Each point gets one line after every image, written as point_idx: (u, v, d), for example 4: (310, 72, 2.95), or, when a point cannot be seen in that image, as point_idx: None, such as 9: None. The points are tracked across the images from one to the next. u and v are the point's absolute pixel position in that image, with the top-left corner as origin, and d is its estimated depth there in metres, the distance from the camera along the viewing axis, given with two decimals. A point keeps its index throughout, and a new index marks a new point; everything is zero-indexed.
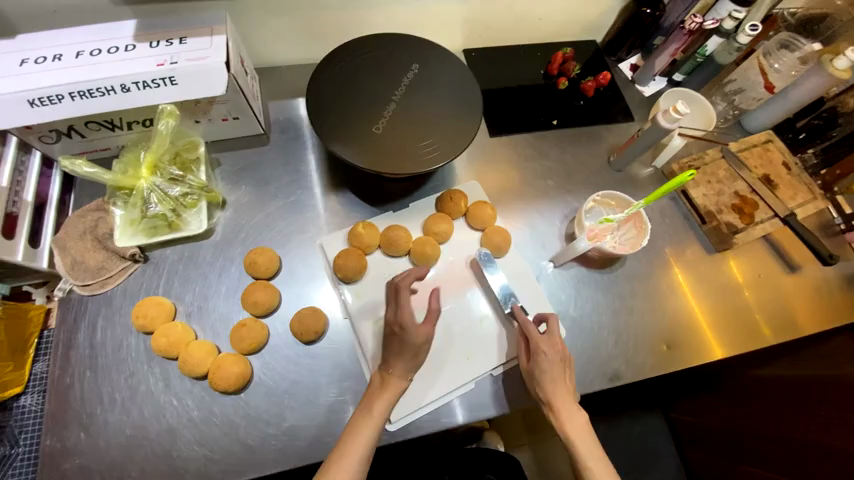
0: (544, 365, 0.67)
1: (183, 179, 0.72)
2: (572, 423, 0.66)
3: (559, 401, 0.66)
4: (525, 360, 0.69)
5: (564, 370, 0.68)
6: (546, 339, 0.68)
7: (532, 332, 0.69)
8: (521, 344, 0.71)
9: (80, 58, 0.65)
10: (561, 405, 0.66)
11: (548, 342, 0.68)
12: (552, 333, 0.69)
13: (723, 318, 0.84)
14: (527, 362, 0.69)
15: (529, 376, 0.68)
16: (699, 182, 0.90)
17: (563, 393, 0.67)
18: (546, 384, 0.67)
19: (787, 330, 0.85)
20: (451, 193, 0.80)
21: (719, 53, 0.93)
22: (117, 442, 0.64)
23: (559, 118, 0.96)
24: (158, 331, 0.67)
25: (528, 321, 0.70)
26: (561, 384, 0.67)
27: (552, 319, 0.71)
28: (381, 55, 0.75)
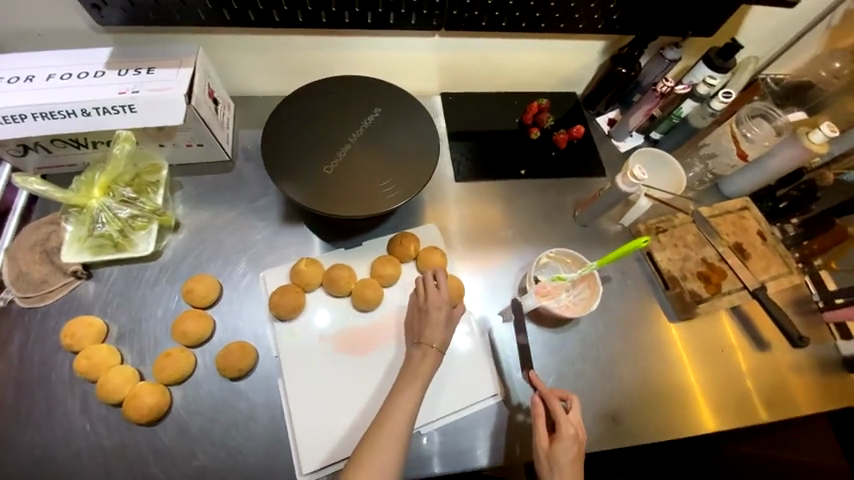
0: (564, 450, 0.63)
1: (135, 202, 0.73)
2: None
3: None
4: (546, 442, 0.64)
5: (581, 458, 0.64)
6: (569, 422, 0.65)
7: (556, 408, 0.66)
8: (540, 424, 0.66)
9: (50, 81, 0.68)
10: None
11: (574, 423, 0.65)
12: (574, 414, 0.66)
13: (716, 387, 0.80)
14: (548, 447, 0.64)
15: (548, 463, 0.63)
16: (665, 245, 0.87)
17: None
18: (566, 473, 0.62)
19: (784, 407, 0.81)
20: (402, 236, 0.79)
21: (694, 116, 0.92)
22: (24, 462, 0.62)
23: (527, 168, 0.94)
24: (84, 351, 0.66)
25: (551, 394, 0.68)
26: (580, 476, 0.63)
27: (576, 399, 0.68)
28: (344, 97, 0.77)
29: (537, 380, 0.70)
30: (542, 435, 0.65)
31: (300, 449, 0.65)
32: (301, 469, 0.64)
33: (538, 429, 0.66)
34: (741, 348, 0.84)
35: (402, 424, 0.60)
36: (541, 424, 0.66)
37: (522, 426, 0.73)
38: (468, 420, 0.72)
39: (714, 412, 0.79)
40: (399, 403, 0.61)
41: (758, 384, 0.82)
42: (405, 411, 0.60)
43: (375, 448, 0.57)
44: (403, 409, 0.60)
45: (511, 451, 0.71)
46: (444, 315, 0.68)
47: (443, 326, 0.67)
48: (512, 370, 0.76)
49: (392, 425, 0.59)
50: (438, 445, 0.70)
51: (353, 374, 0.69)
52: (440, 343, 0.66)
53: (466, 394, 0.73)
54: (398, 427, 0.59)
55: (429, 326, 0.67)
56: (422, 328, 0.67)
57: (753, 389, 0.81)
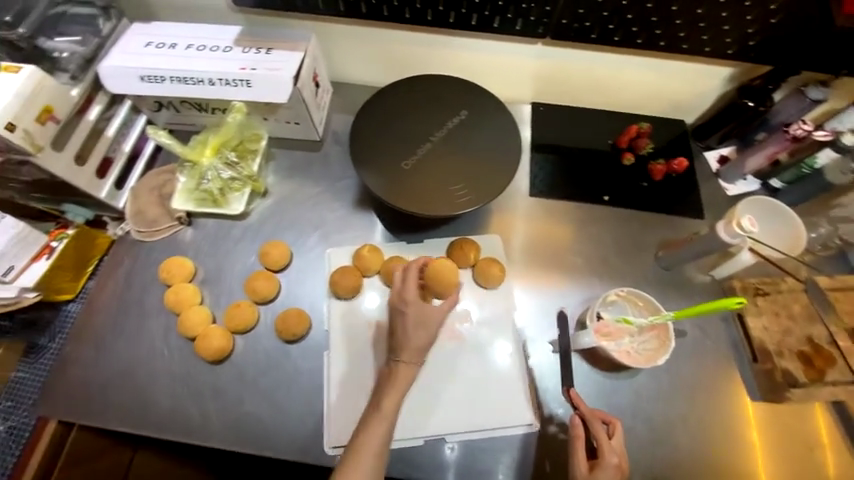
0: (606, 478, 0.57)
1: (236, 166, 0.82)
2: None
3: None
4: (584, 467, 0.59)
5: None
6: (612, 449, 0.59)
7: (597, 430, 0.61)
8: (578, 446, 0.60)
9: (187, 50, 0.77)
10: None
11: (616, 452, 0.59)
12: (616, 440, 0.61)
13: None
14: (586, 472, 0.58)
15: None
16: (762, 310, 0.75)
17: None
18: None
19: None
20: (464, 241, 0.79)
21: (830, 169, 0.78)
22: (114, 368, 0.73)
23: (611, 194, 0.88)
24: (174, 287, 0.76)
25: (594, 415, 0.63)
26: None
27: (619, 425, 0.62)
28: (435, 96, 0.78)
29: (578, 400, 0.66)
30: (582, 458, 0.60)
31: (333, 422, 0.69)
32: (329, 442, 0.68)
33: (576, 451, 0.60)
34: (832, 447, 0.71)
35: (378, 436, 0.58)
36: (579, 445, 0.61)
37: (553, 463, 0.69)
38: (498, 441, 0.70)
39: None
40: (375, 421, 0.59)
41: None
42: (383, 424, 0.59)
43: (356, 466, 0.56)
44: (381, 421, 0.59)
45: None
46: (416, 315, 0.63)
47: (418, 332, 0.62)
48: (553, 403, 0.72)
49: (368, 436, 0.58)
50: (461, 458, 0.69)
51: None
52: (417, 351, 0.63)
53: (499, 413, 0.71)
54: (372, 440, 0.58)
55: (400, 333, 0.63)
56: (398, 339, 0.63)
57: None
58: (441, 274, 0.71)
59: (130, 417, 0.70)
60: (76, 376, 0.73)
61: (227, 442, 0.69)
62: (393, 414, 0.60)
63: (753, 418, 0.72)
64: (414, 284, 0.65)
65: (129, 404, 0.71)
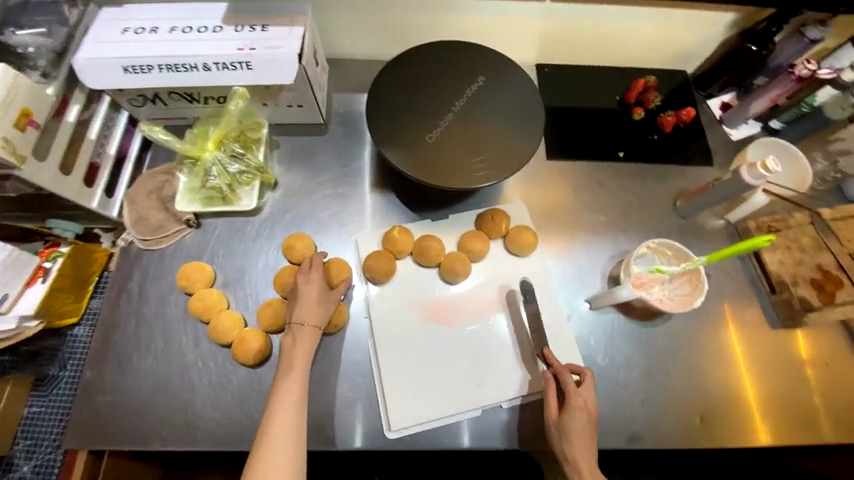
0: (575, 418, 0.61)
1: (243, 157, 0.76)
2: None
3: (587, 467, 0.60)
4: (555, 412, 0.63)
5: (593, 432, 0.62)
6: (581, 394, 0.63)
7: (566, 381, 0.64)
8: (551, 396, 0.64)
9: (173, 33, 0.70)
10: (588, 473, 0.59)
11: (583, 397, 0.63)
12: (587, 388, 0.64)
13: (777, 391, 0.75)
14: (555, 417, 0.63)
15: (558, 431, 0.62)
16: (777, 246, 0.80)
17: (591, 461, 0.60)
18: (575, 442, 0.61)
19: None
20: (494, 212, 0.78)
21: (830, 107, 0.81)
22: (144, 387, 0.68)
23: (625, 150, 0.89)
24: (198, 293, 0.72)
25: (563, 369, 0.66)
26: (590, 447, 0.61)
27: (590, 375, 0.66)
28: (449, 64, 0.75)
29: (551, 357, 0.67)
30: (551, 406, 0.64)
31: (390, 406, 0.68)
32: (388, 425, 0.67)
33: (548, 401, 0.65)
34: (811, 360, 0.77)
35: (295, 395, 0.59)
36: (552, 395, 0.64)
37: (604, 416, 0.71)
38: None
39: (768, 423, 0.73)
40: (289, 379, 0.60)
41: (828, 399, 0.75)
42: (298, 381, 0.60)
43: (272, 423, 0.56)
44: (295, 378, 0.60)
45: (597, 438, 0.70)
46: (320, 290, 0.66)
47: (313, 305, 0.65)
48: (596, 358, 0.74)
49: (288, 394, 0.59)
50: (515, 423, 0.69)
51: (442, 341, 0.72)
52: (316, 322, 0.64)
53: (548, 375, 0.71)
54: (288, 399, 0.58)
55: (298, 304, 0.65)
56: (295, 309, 0.65)
57: (819, 400, 0.75)
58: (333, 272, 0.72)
59: (173, 436, 0.65)
60: (104, 402, 0.67)
61: None
62: (303, 371, 0.61)
63: (736, 344, 0.77)
64: (319, 269, 0.68)
65: (170, 422, 0.66)
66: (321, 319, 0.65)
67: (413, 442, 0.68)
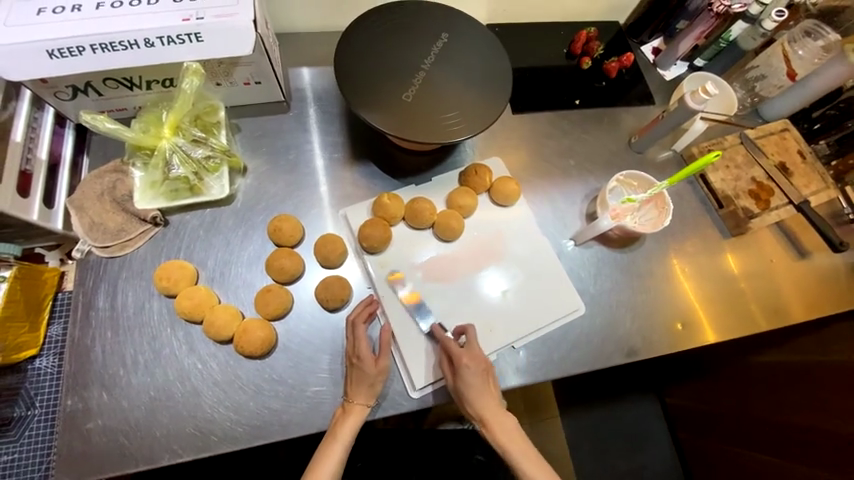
0: (467, 379, 0.64)
1: (205, 141, 0.70)
2: (505, 434, 0.65)
3: (488, 412, 0.65)
4: (450, 377, 0.66)
5: (488, 380, 0.66)
6: (468, 353, 0.65)
7: (451, 348, 0.66)
8: (444, 362, 0.67)
9: (100, 9, 0.62)
10: (491, 416, 0.65)
11: (470, 355, 0.65)
12: (471, 345, 0.67)
13: (723, 306, 0.84)
14: (451, 380, 0.66)
15: (457, 394, 0.65)
16: (718, 167, 0.91)
17: (493, 406, 0.65)
18: (474, 398, 0.64)
19: (784, 320, 0.86)
20: (476, 167, 0.80)
21: (743, 39, 0.94)
22: (141, 402, 0.62)
23: (581, 98, 0.95)
24: (182, 292, 0.66)
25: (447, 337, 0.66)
26: (489, 395, 0.65)
27: (471, 330, 0.68)
28: (410, 23, 0.74)
29: (439, 332, 0.68)
30: (446, 371, 0.66)
31: (410, 368, 0.68)
32: (412, 386, 0.68)
33: (442, 366, 0.67)
34: (743, 273, 0.87)
35: (334, 460, 0.61)
36: (445, 363, 0.67)
37: (603, 336, 0.77)
38: (558, 333, 0.76)
39: (715, 325, 0.82)
40: (332, 447, 0.61)
41: (762, 303, 0.86)
42: (341, 452, 0.61)
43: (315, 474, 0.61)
44: (339, 446, 0.61)
45: (601, 356, 0.76)
46: (370, 369, 0.63)
47: (364, 385, 0.63)
48: (588, 288, 0.80)
49: (329, 453, 0.61)
50: (526, 360, 0.73)
51: (443, 299, 0.73)
52: (365, 399, 0.63)
53: (549, 311, 0.76)
54: (327, 466, 0.61)
55: (351, 381, 0.63)
56: (347, 383, 0.64)
57: (754, 305, 0.85)
58: (326, 244, 0.71)
59: (186, 445, 0.61)
60: (96, 426, 0.60)
61: (306, 426, 0.64)
62: (346, 443, 0.61)
63: (683, 276, 0.85)
64: (366, 341, 0.64)
65: (178, 432, 0.61)
66: (370, 394, 0.63)
67: (437, 396, 0.69)
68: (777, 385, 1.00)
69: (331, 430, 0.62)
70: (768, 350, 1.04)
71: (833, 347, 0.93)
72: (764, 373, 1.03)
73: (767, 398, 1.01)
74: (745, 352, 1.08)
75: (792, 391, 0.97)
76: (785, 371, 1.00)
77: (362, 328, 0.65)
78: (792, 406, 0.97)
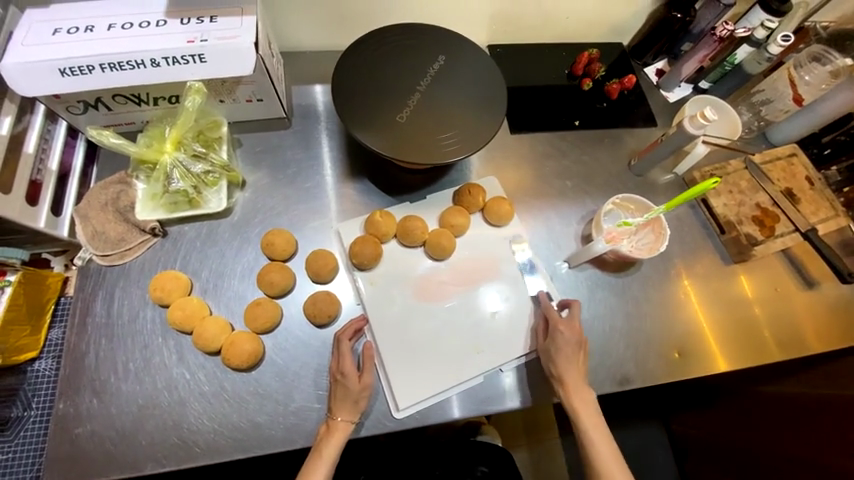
0: (559, 342, 0.69)
1: (205, 157, 0.73)
2: (580, 402, 0.68)
3: (570, 380, 0.68)
4: (542, 340, 0.71)
5: (578, 352, 0.69)
6: (566, 322, 0.70)
7: (553, 314, 0.71)
8: (540, 326, 0.73)
9: (111, 31, 0.65)
10: (571, 383, 0.68)
11: (567, 323, 0.70)
12: (572, 317, 0.71)
13: (729, 333, 0.81)
14: (543, 342, 0.71)
15: (544, 355, 0.70)
16: (721, 192, 0.89)
17: (576, 376, 0.68)
18: (560, 362, 0.68)
19: (798, 351, 0.82)
20: (470, 186, 0.80)
21: (748, 62, 0.92)
22: (128, 410, 0.63)
23: (581, 119, 0.95)
24: (174, 303, 0.68)
25: (550, 304, 0.73)
26: (576, 365, 0.69)
27: (575, 304, 0.73)
28: (409, 46, 0.76)
29: (542, 297, 0.75)
30: (540, 334, 0.72)
31: (394, 387, 0.68)
32: (395, 406, 0.67)
33: (538, 330, 0.73)
34: (757, 298, 0.85)
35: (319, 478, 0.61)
36: (541, 327, 0.72)
37: (595, 362, 0.76)
38: None
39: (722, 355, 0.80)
40: (316, 464, 0.61)
41: (771, 331, 0.83)
42: (325, 469, 0.61)
43: None
44: (323, 464, 0.61)
45: (594, 382, 0.74)
46: (350, 386, 0.62)
47: (347, 402, 0.62)
48: (582, 311, 0.79)
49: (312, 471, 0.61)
50: (521, 381, 0.72)
51: (432, 318, 0.72)
52: (349, 416, 0.63)
53: None
54: None
55: (334, 397, 0.63)
56: (331, 400, 0.64)
57: (768, 333, 0.83)
58: (318, 259, 0.72)
59: (168, 455, 0.62)
60: (85, 432, 0.62)
61: (290, 442, 0.64)
62: (331, 461, 0.61)
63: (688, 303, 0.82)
64: (350, 357, 0.64)
65: (163, 442, 0.62)
66: (352, 411, 0.63)
67: (422, 417, 0.68)
68: (785, 416, 0.98)
69: (315, 445, 0.63)
70: (777, 381, 1.02)
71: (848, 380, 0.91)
72: (771, 403, 1.01)
73: (773, 430, 0.98)
74: (753, 381, 1.06)
75: (801, 423, 0.95)
76: (794, 402, 0.97)
77: (346, 344, 0.65)
78: (801, 441, 0.93)
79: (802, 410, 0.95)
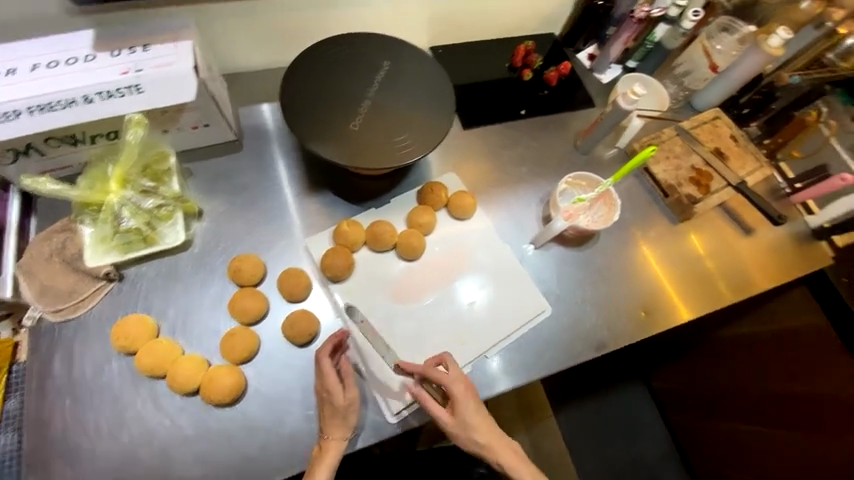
0: (464, 404, 0.64)
1: (156, 191, 0.71)
2: (508, 450, 0.66)
3: (490, 437, 0.65)
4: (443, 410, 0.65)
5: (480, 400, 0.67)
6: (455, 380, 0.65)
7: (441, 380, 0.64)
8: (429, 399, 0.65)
9: (35, 71, 0.61)
10: (491, 438, 0.65)
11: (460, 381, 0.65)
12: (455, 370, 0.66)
13: (688, 285, 0.89)
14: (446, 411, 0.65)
15: (458, 424, 0.65)
16: (659, 159, 0.96)
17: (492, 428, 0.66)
18: (473, 423, 0.64)
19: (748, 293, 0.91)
20: (432, 184, 0.82)
21: (667, 39, 1.02)
22: (103, 472, 0.61)
23: (526, 108, 0.99)
24: (144, 348, 0.66)
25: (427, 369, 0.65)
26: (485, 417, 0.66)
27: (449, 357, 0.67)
28: (354, 54, 0.77)
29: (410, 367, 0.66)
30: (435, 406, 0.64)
31: (386, 392, 0.68)
32: (390, 411, 0.68)
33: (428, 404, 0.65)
34: (708, 253, 0.93)
35: None
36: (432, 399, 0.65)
37: (571, 334, 0.79)
38: (530, 336, 0.78)
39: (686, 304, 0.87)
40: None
41: (727, 277, 0.91)
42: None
43: None
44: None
45: (572, 353, 0.78)
46: (342, 401, 0.62)
47: (340, 417, 0.62)
48: (548, 288, 0.83)
49: None
50: (505, 363, 0.75)
51: (412, 321, 0.73)
52: (344, 430, 0.63)
53: (518, 315, 0.78)
54: None
55: (327, 415, 0.63)
56: (323, 418, 0.63)
57: (721, 280, 0.91)
58: (289, 279, 0.71)
59: None
60: None
61: (288, 466, 0.63)
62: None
63: (653, 259, 0.89)
64: (333, 374, 0.64)
65: None
66: (346, 426, 0.63)
67: (418, 416, 0.69)
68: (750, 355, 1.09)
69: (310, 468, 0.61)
70: (734, 324, 1.14)
71: (794, 314, 1.03)
72: (734, 345, 1.13)
73: (738, 368, 1.11)
74: (715, 328, 1.17)
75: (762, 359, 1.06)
76: (751, 341, 1.09)
77: (327, 362, 0.64)
78: None
79: (758, 345, 1.08)
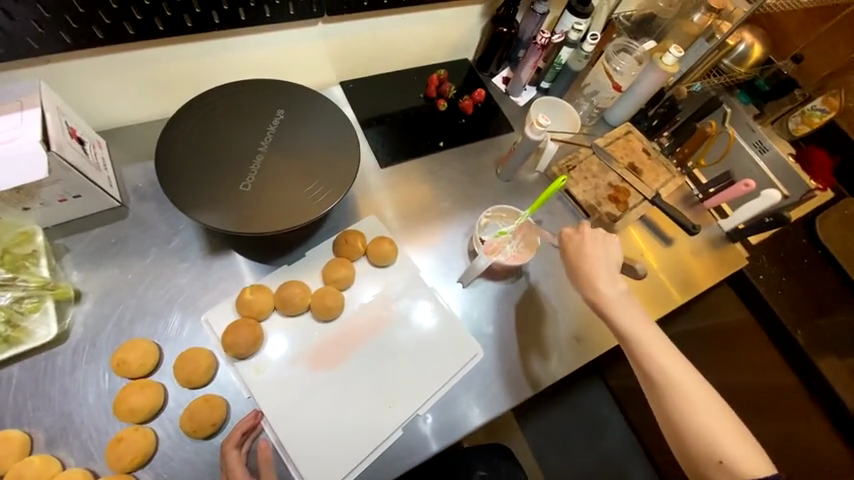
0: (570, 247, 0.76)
1: (14, 282, 0.62)
2: (619, 309, 0.69)
3: (602, 290, 0.71)
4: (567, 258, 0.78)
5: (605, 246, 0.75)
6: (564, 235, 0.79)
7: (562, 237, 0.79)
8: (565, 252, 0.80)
9: None
10: (599, 292, 0.71)
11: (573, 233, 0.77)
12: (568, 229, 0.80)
13: (643, 287, 0.94)
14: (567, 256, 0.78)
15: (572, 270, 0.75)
16: (577, 180, 0.97)
17: (603, 274, 0.72)
18: (578, 272, 0.74)
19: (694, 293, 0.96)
20: (346, 235, 0.78)
21: (572, 61, 1.02)
22: None
23: (445, 139, 0.97)
24: (11, 472, 0.56)
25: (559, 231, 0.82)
26: (594, 264, 0.73)
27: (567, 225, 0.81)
28: (242, 106, 0.71)
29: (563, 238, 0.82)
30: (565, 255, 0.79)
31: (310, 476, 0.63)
32: None
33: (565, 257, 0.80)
34: (654, 254, 0.98)
35: None
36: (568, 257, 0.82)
37: (509, 373, 0.77)
38: (464, 382, 0.75)
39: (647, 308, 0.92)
40: None
41: (672, 278, 0.96)
42: None
43: None
44: None
45: (513, 393, 0.76)
46: None
47: None
48: (479, 327, 0.80)
49: None
50: (438, 419, 0.71)
51: (332, 390, 0.68)
52: None
53: (451, 363, 0.74)
54: None
55: None
56: None
57: (669, 282, 0.96)
58: (187, 363, 0.64)
59: None
60: None
61: None
62: None
63: None
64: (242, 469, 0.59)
65: None
66: None
67: None
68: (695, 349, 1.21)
69: None
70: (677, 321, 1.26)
71: (725, 308, 1.13)
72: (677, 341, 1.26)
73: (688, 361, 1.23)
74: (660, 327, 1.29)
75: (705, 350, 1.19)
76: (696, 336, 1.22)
77: (233, 454, 0.60)
78: None
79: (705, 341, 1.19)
